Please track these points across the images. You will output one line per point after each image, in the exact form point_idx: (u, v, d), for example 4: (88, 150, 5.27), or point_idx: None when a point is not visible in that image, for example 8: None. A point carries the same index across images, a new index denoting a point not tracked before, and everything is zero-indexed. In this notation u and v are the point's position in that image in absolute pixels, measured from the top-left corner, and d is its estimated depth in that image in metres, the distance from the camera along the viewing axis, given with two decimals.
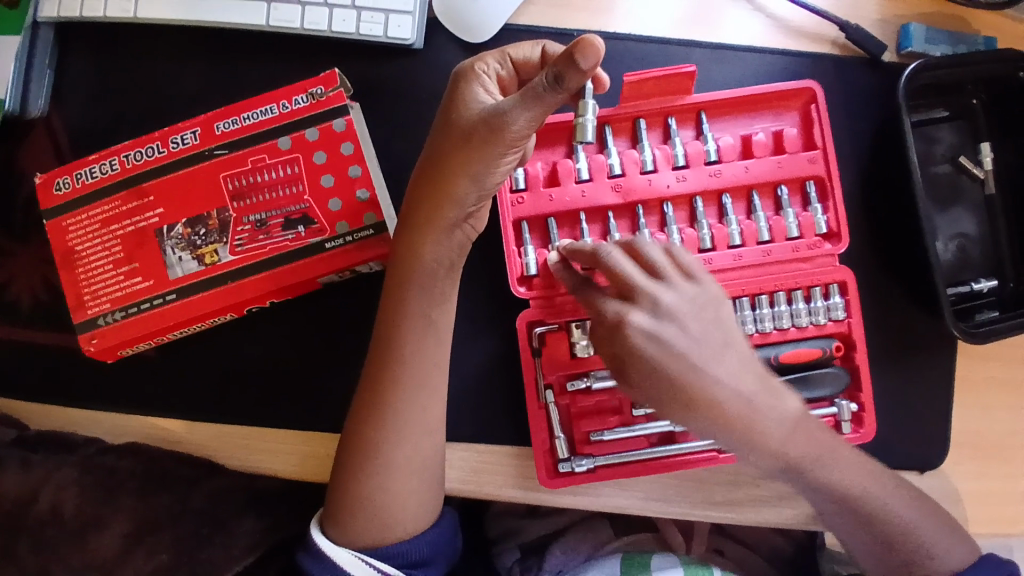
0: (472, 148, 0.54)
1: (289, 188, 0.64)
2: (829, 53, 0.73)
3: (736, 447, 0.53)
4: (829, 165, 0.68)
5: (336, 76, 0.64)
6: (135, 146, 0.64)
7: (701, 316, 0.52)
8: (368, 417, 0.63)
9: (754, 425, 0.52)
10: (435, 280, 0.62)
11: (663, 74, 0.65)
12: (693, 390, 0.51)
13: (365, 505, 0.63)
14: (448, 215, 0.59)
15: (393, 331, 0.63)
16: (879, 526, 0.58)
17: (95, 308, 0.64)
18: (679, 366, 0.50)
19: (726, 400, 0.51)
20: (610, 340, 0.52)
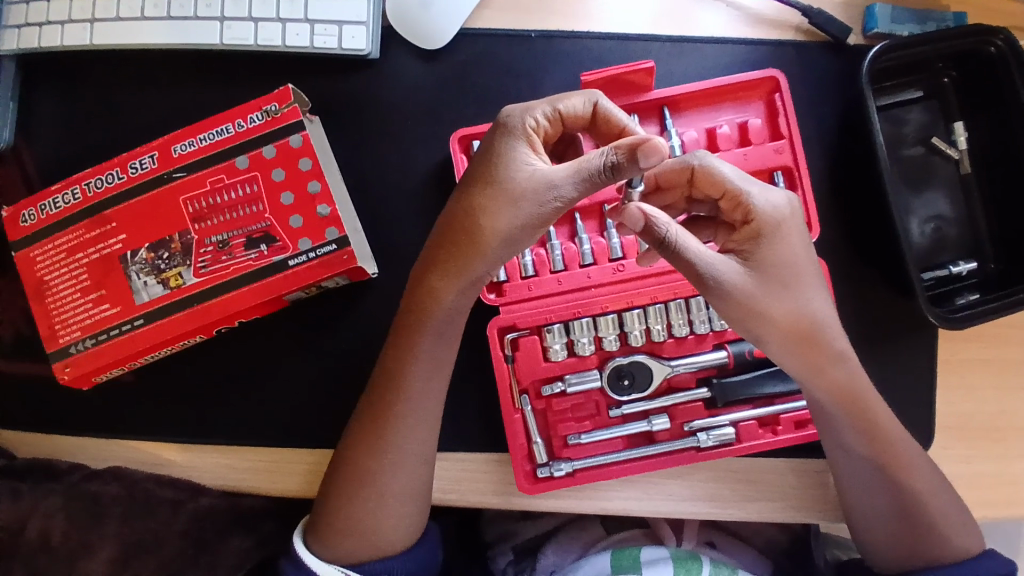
0: (520, 215, 0.57)
1: (249, 208, 0.63)
2: (792, 39, 0.71)
3: (789, 328, 0.57)
4: (796, 153, 0.67)
5: (290, 92, 0.63)
6: (96, 173, 0.64)
7: (804, 224, 0.58)
8: (361, 445, 0.64)
9: (830, 332, 0.58)
10: (450, 326, 0.63)
11: (620, 72, 0.64)
12: (811, 275, 0.58)
13: (356, 528, 0.63)
14: (473, 269, 0.60)
15: (389, 365, 0.64)
16: (886, 457, 0.62)
17: (66, 337, 0.64)
18: (814, 257, 0.58)
19: (816, 282, 0.58)
20: (774, 231, 0.57)
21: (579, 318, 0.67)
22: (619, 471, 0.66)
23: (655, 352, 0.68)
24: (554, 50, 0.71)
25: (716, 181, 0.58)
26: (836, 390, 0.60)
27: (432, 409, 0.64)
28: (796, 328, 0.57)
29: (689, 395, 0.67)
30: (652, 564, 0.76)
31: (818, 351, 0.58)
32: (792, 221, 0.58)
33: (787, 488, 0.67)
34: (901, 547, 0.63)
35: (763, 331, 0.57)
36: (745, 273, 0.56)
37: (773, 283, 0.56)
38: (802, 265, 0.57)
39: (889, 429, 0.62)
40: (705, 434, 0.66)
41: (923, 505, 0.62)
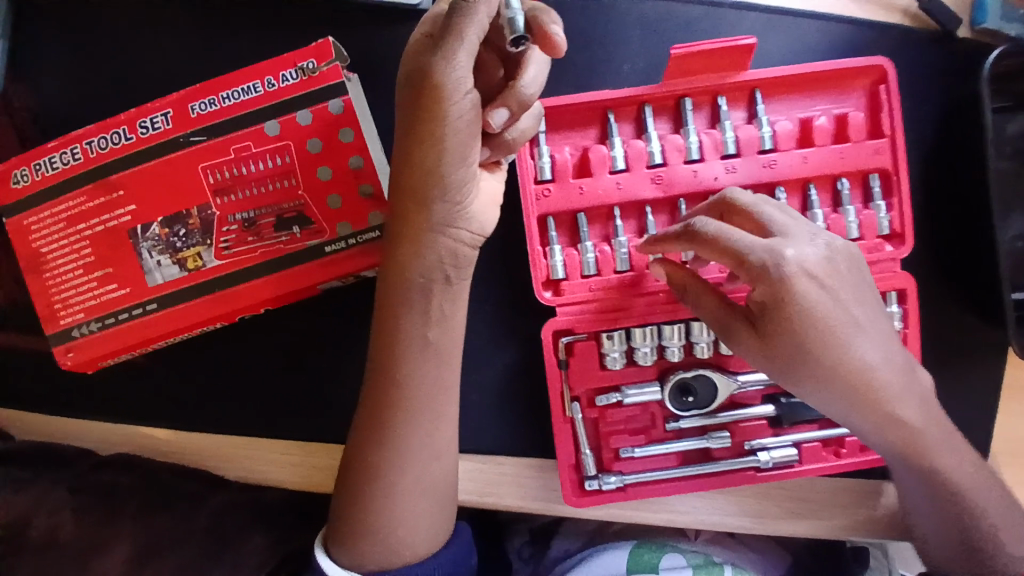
0: (433, 124, 0.43)
1: (280, 182, 0.55)
2: (898, 23, 0.63)
3: (831, 385, 0.50)
4: (897, 155, 0.60)
5: (330, 46, 0.54)
6: (99, 131, 0.54)
7: (827, 278, 0.48)
8: (372, 444, 0.55)
9: (889, 391, 0.50)
10: (430, 296, 0.50)
11: (717, 47, 0.55)
12: (840, 338, 0.49)
13: (372, 533, 0.56)
14: (423, 223, 0.46)
15: (382, 348, 0.53)
16: (956, 508, 0.54)
17: (68, 318, 0.57)
18: (841, 313, 0.49)
19: (845, 347, 0.49)
20: (780, 307, 0.48)
21: (643, 325, 0.61)
22: (673, 489, 0.62)
23: (721, 365, 0.63)
24: (633, 14, 0.62)
25: (716, 247, 0.49)
26: (903, 442, 0.52)
27: (449, 399, 0.56)
28: (845, 385, 0.50)
29: (752, 412, 0.62)
30: (673, 573, 0.73)
31: (879, 408, 0.50)
32: (808, 289, 0.48)
33: (838, 508, 0.63)
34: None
35: (801, 386, 0.51)
36: (761, 334, 0.50)
37: (788, 350, 0.50)
38: (827, 332, 0.48)
39: (961, 480, 0.53)
40: (767, 455, 0.62)
41: (1004, 558, 0.54)
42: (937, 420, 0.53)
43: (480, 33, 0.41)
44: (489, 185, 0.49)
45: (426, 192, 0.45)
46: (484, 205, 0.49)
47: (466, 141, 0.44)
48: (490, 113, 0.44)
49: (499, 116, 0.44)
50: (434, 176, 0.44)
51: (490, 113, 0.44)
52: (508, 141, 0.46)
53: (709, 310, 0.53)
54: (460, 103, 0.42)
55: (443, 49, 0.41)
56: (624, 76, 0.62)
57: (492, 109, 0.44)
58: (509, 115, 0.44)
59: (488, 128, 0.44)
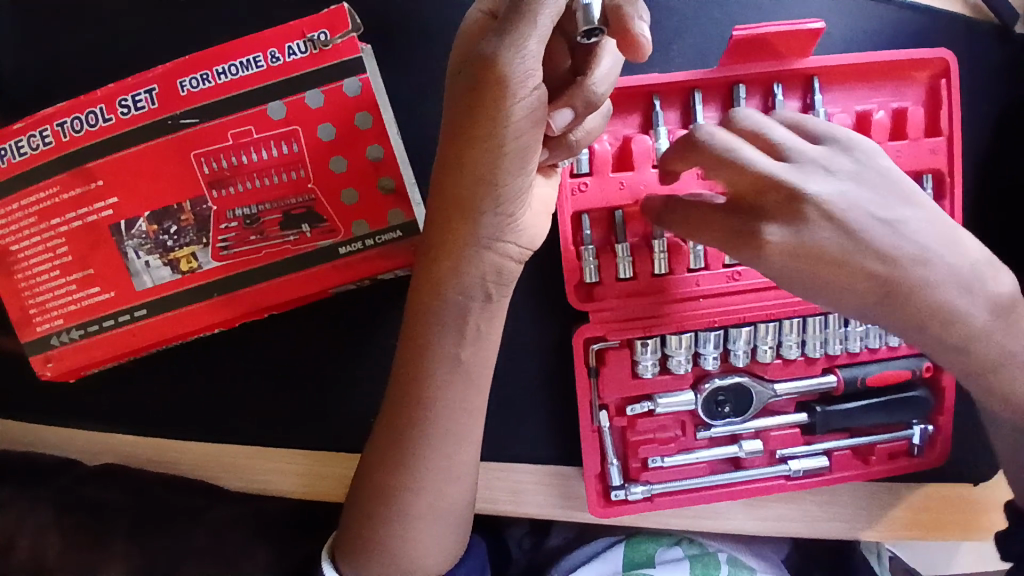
0: (493, 128, 0.37)
1: (287, 173, 0.48)
2: (960, 12, 0.58)
3: (880, 312, 0.46)
4: (953, 156, 0.56)
5: (344, 15, 0.46)
6: (72, 109, 0.46)
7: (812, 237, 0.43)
8: (391, 466, 0.51)
9: (939, 296, 0.44)
10: (465, 316, 0.46)
11: (783, 31, 0.49)
12: (880, 254, 0.44)
13: (384, 555, 0.53)
14: (468, 235, 0.42)
15: (408, 368, 0.49)
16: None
17: (43, 324, 0.50)
18: (851, 243, 0.43)
19: (882, 263, 0.44)
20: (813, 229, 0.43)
21: (680, 333, 0.56)
22: (700, 497, 0.60)
23: (756, 372, 0.60)
24: None
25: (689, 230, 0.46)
26: (966, 363, 0.47)
27: (475, 422, 0.51)
28: (898, 305, 0.45)
29: (785, 420, 0.60)
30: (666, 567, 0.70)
31: (937, 319, 0.45)
32: (842, 203, 0.43)
33: (857, 509, 0.64)
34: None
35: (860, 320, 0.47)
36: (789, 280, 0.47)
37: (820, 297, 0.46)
38: (872, 240, 0.44)
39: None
40: (798, 464, 0.60)
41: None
42: (1013, 324, 0.46)
43: (551, 20, 0.35)
44: (541, 192, 0.45)
45: (476, 203, 0.40)
46: (535, 216, 0.44)
47: (527, 146, 0.38)
48: (551, 113, 0.40)
49: (563, 117, 0.40)
50: (487, 184, 0.39)
51: (552, 113, 0.40)
52: (572, 142, 0.43)
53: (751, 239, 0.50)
54: (527, 102, 0.36)
55: (510, 42, 0.35)
56: (676, 56, 0.56)
57: (555, 108, 0.40)
58: (574, 117, 0.40)
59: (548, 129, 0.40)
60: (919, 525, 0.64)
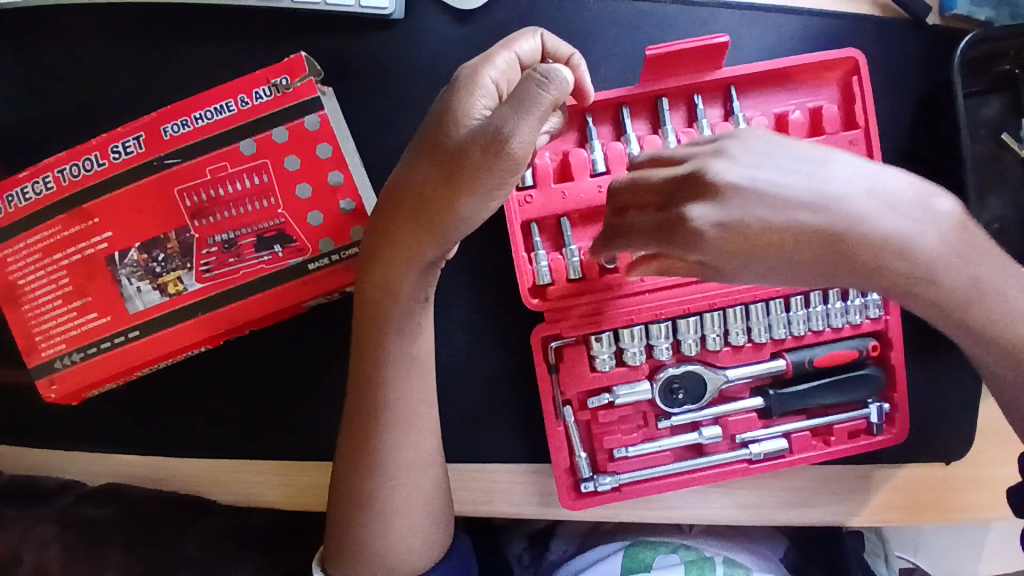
0: (473, 173, 0.40)
1: (259, 201, 0.54)
2: (869, 14, 0.62)
3: (861, 265, 0.41)
4: (872, 145, 0.60)
5: (302, 61, 0.53)
6: (70, 157, 0.54)
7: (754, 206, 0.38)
8: (358, 465, 0.57)
9: (890, 228, 0.41)
10: (413, 316, 0.53)
11: (690, 47, 0.55)
12: (830, 210, 0.39)
13: (367, 552, 0.58)
14: (424, 256, 0.47)
15: (362, 371, 0.55)
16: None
17: (48, 349, 0.55)
18: (797, 199, 0.39)
19: (838, 215, 0.40)
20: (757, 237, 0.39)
21: (630, 326, 0.61)
22: (665, 486, 0.62)
23: (708, 360, 0.63)
24: (608, 15, 0.61)
25: (635, 239, 0.41)
26: (930, 300, 0.45)
27: (428, 414, 0.58)
28: (868, 253, 0.41)
29: (740, 405, 0.63)
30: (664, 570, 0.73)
31: (903, 261, 0.42)
32: (774, 197, 0.39)
33: (827, 492, 0.65)
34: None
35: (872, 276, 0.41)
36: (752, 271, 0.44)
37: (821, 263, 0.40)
38: (822, 220, 0.39)
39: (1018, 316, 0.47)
40: (758, 447, 0.62)
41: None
42: (964, 245, 0.44)
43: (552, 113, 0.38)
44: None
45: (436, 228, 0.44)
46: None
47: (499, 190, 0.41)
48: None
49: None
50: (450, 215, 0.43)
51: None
52: None
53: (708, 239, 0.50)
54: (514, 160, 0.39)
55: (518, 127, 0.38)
56: (602, 78, 0.62)
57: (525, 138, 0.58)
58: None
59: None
60: (892, 507, 0.65)
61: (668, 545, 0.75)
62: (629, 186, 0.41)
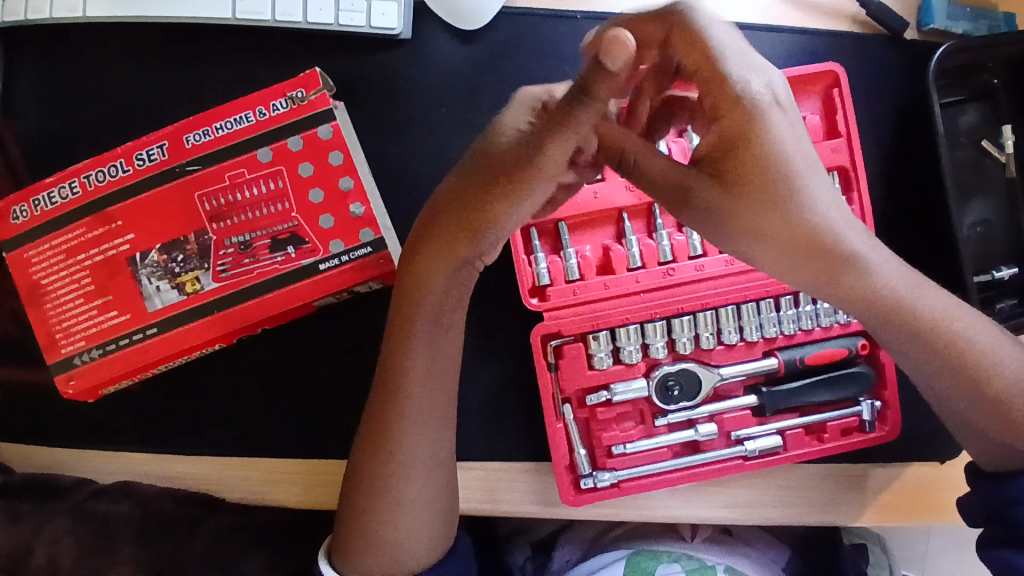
0: (520, 173, 0.47)
1: (274, 206, 0.57)
2: (848, 30, 0.65)
3: (788, 242, 0.45)
4: (854, 152, 0.64)
5: (317, 76, 0.57)
6: (95, 165, 0.57)
7: (790, 115, 0.46)
8: (370, 448, 0.59)
9: (845, 231, 0.46)
10: (445, 308, 0.56)
11: None
12: (805, 162, 0.45)
13: (379, 542, 0.59)
14: (464, 252, 0.52)
15: (391, 357, 0.58)
16: (959, 356, 0.50)
17: (68, 346, 0.58)
18: (796, 139, 0.45)
19: (801, 177, 0.45)
20: (731, 151, 0.45)
21: (626, 325, 0.64)
22: (663, 482, 0.64)
23: (703, 359, 0.66)
24: None
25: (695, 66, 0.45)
26: (859, 299, 0.47)
27: (448, 407, 0.60)
28: (804, 230, 0.45)
29: (735, 403, 0.65)
30: None
31: (832, 254, 0.45)
32: (777, 126, 0.45)
33: (826, 494, 0.65)
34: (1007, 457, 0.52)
35: (768, 245, 0.45)
36: (716, 175, 0.45)
37: (753, 180, 0.44)
38: (796, 156, 0.45)
39: (939, 315, 0.49)
40: (753, 443, 0.64)
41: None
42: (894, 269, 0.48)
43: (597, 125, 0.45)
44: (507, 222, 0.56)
45: (477, 228, 0.51)
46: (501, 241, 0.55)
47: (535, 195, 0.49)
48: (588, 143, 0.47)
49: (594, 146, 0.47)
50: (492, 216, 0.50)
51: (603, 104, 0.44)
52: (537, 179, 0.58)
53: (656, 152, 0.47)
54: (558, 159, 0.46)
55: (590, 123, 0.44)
56: None
57: None
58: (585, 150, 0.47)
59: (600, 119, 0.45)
60: (891, 508, 0.65)
61: (670, 554, 0.76)
62: (694, 36, 0.46)
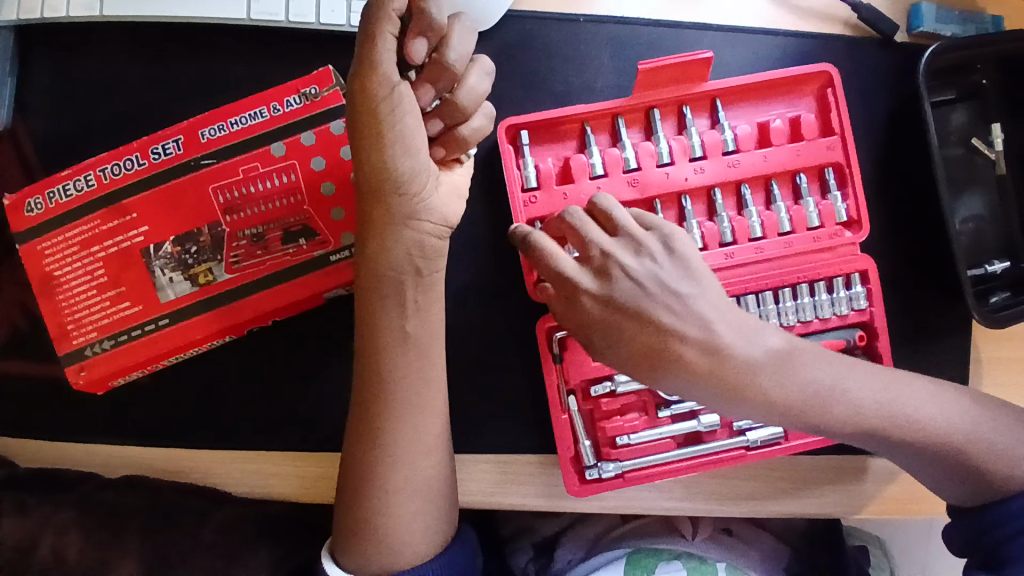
0: (374, 123, 0.48)
1: (287, 199, 0.59)
2: (841, 34, 0.68)
3: (701, 368, 0.52)
4: (848, 150, 0.66)
5: (330, 74, 0.59)
6: (112, 158, 0.58)
7: (671, 271, 0.53)
8: (370, 445, 0.60)
9: (742, 361, 0.52)
10: (403, 291, 0.56)
11: (679, 62, 0.61)
12: (675, 316, 0.52)
13: (374, 533, 0.60)
14: (387, 218, 0.52)
15: (365, 346, 0.58)
16: (870, 442, 0.56)
17: (80, 338, 0.59)
18: (668, 290, 0.52)
19: (675, 330, 0.52)
20: (600, 333, 0.53)
21: None
22: (666, 471, 0.65)
23: None
24: (603, 36, 0.67)
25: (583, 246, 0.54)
26: (779, 411, 0.53)
27: (433, 395, 0.60)
28: (699, 364, 0.52)
29: None
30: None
31: (733, 381, 0.52)
32: (600, 308, 0.52)
33: (825, 483, 0.66)
34: (980, 492, 0.57)
35: (686, 380, 0.52)
36: (598, 343, 0.53)
37: (634, 342, 0.52)
38: (669, 317, 0.52)
39: (831, 415, 0.54)
40: (754, 434, 0.65)
41: (950, 445, 0.55)
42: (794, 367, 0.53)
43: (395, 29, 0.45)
44: (448, 180, 0.56)
45: (383, 189, 0.51)
46: (445, 198, 0.56)
47: (404, 132, 0.49)
48: (416, 90, 0.50)
49: (426, 93, 0.50)
50: (384, 172, 0.50)
51: (410, 44, 0.46)
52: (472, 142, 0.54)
53: (562, 261, 0.53)
54: (388, 98, 0.47)
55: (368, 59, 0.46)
56: (599, 91, 0.68)
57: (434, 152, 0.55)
58: (437, 92, 0.51)
59: (410, 60, 0.47)
60: (891, 498, 0.66)
61: (670, 551, 0.77)
62: (536, 253, 0.53)
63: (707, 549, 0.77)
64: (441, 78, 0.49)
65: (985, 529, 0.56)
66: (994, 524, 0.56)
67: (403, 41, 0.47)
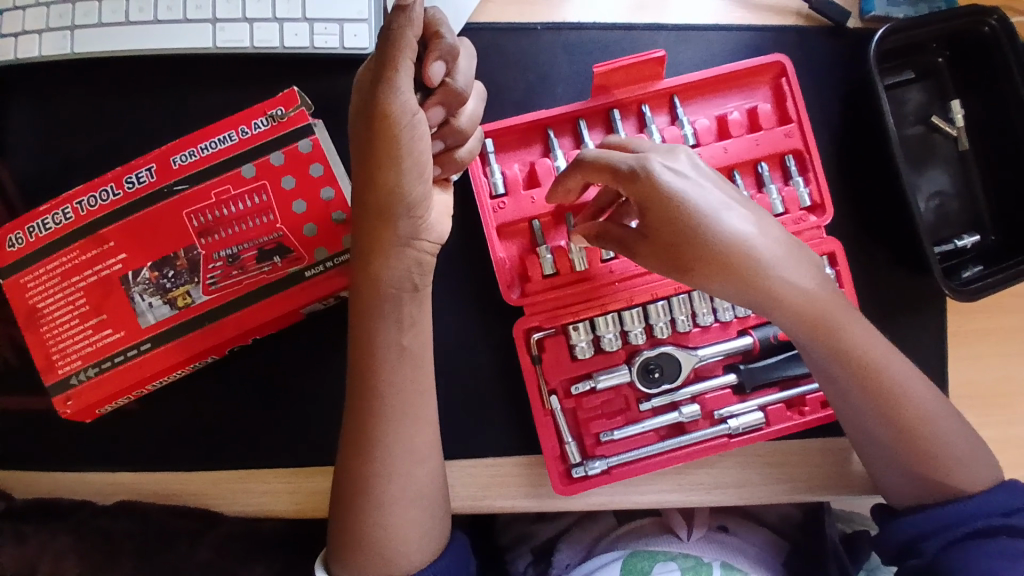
0: (390, 150, 0.49)
1: (259, 218, 0.60)
2: (793, 24, 0.70)
3: (733, 267, 0.51)
4: (806, 136, 0.67)
5: (295, 95, 0.61)
6: (88, 190, 0.60)
7: (687, 170, 0.53)
8: (359, 457, 0.60)
9: (771, 270, 0.52)
10: (401, 307, 0.58)
11: (631, 62, 0.63)
12: (711, 214, 0.51)
13: (368, 544, 0.60)
14: (392, 238, 0.54)
15: (360, 362, 0.59)
16: (879, 394, 0.57)
17: (65, 367, 0.60)
18: (705, 191, 0.52)
19: (714, 224, 0.51)
20: (666, 221, 0.51)
21: (605, 314, 0.67)
22: (652, 464, 0.65)
23: (681, 342, 0.69)
24: (561, 42, 0.69)
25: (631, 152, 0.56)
26: (796, 318, 0.55)
27: (425, 405, 0.61)
28: (732, 258, 0.51)
29: (716, 382, 0.68)
30: None
31: (764, 284, 0.52)
32: (678, 184, 0.51)
33: (814, 467, 0.66)
34: (918, 490, 0.58)
35: (716, 277, 0.52)
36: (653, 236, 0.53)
37: (671, 241, 0.52)
38: (714, 209, 0.51)
39: (850, 346, 0.56)
40: (737, 421, 0.66)
41: (936, 432, 0.57)
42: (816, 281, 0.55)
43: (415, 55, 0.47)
44: (441, 198, 0.59)
45: (393, 211, 0.53)
46: (439, 217, 0.58)
47: (420, 159, 0.51)
48: (427, 113, 0.51)
49: (436, 114, 0.51)
50: (396, 195, 0.52)
51: (429, 67, 0.48)
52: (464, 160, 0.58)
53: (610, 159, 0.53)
54: (410, 127, 0.48)
55: (388, 89, 0.46)
56: (561, 96, 0.70)
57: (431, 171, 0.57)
58: (444, 113, 0.52)
59: (428, 82, 0.48)
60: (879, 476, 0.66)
61: (666, 553, 0.76)
62: (591, 167, 0.54)
63: (701, 548, 0.76)
64: (452, 99, 0.51)
65: (915, 544, 0.57)
66: (924, 536, 0.56)
67: (419, 65, 0.48)
